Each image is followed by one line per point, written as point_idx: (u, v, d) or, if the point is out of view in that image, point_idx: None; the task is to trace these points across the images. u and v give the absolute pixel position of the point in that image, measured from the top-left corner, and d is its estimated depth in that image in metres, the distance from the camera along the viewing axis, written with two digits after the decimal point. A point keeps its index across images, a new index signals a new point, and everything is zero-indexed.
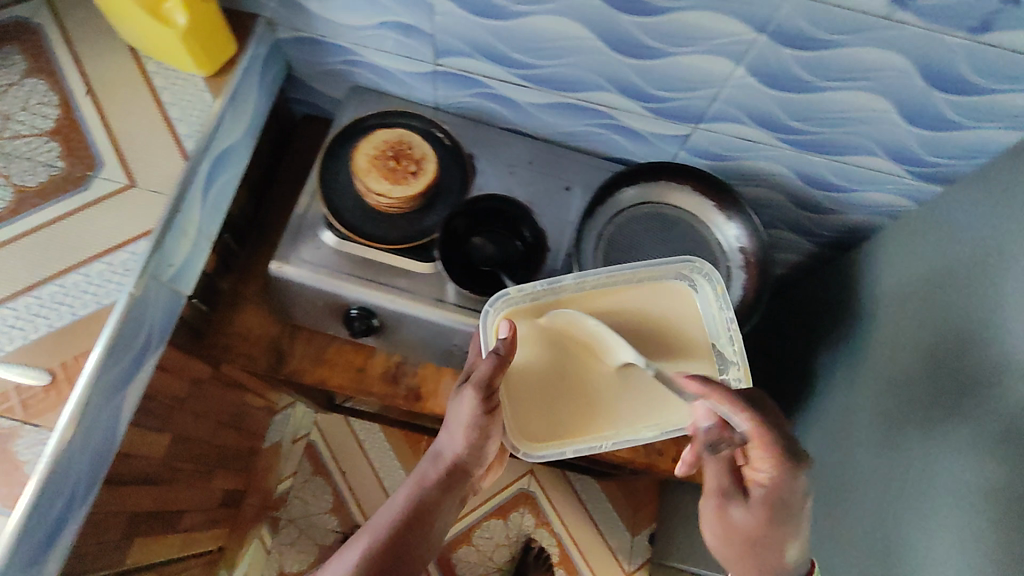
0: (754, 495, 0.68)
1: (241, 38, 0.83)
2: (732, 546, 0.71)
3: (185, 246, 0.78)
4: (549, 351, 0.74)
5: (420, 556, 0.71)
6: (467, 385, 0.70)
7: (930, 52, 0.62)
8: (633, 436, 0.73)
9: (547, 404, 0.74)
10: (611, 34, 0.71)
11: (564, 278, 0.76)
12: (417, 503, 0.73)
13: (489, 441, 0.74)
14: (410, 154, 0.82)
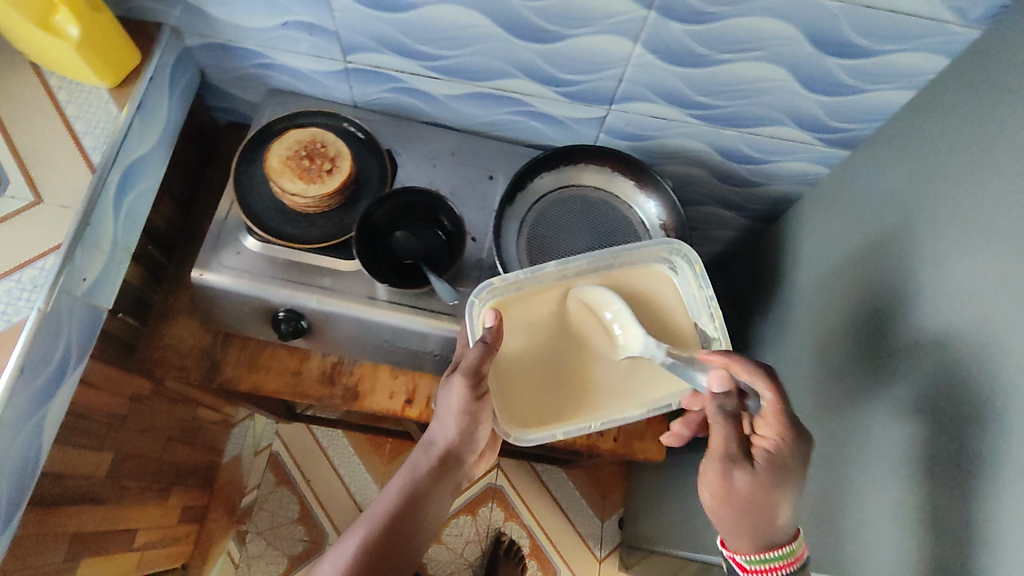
0: (763, 461, 0.62)
1: (146, 46, 0.82)
2: (730, 513, 0.63)
3: (100, 259, 0.77)
4: (534, 338, 0.76)
5: (415, 546, 0.71)
6: (457, 372, 0.71)
7: (809, 17, 0.64)
8: (620, 415, 0.75)
9: (536, 389, 0.75)
10: (507, 20, 0.71)
11: (547, 265, 0.77)
12: (410, 494, 0.73)
13: (481, 426, 0.75)
14: (323, 152, 0.81)
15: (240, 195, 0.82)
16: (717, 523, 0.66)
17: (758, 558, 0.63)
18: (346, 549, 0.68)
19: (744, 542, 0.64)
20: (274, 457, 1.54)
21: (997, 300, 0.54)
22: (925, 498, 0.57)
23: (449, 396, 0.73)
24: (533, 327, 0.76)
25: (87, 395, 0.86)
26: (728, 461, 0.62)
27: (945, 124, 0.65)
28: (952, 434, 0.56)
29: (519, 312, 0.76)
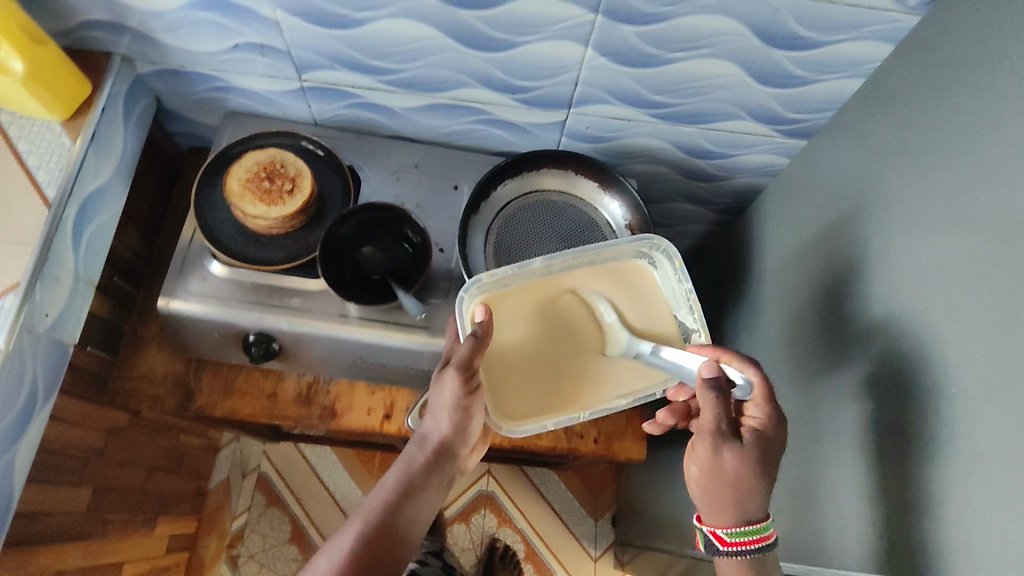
0: (749, 437, 0.65)
1: (96, 76, 0.81)
2: (718, 490, 0.64)
3: (61, 294, 0.76)
4: (525, 332, 0.76)
5: (411, 541, 0.66)
6: (450, 365, 0.70)
7: (753, 12, 0.64)
8: (607, 405, 0.75)
9: (527, 383, 0.75)
10: (457, 30, 0.71)
11: (535, 261, 0.77)
12: (407, 485, 0.69)
13: (474, 419, 0.73)
14: (283, 172, 0.81)
15: (202, 221, 0.82)
16: (703, 499, 0.66)
17: (739, 531, 0.63)
18: (342, 543, 0.62)
19: (728, 516, 0.64)
20: (262, 479, 1.53)
21: (951, 283, 0.55)
22: (895, 482, 0.58)
23: (441, 389, 0.71)
24: (523, 321, 0.76)
25: (60, 432, 0.85)
26: (717, 437, 0.64)
27: (894, 111, 0.66)
28: (915, 417, 0.56)
29: (509, 307, 0.76)
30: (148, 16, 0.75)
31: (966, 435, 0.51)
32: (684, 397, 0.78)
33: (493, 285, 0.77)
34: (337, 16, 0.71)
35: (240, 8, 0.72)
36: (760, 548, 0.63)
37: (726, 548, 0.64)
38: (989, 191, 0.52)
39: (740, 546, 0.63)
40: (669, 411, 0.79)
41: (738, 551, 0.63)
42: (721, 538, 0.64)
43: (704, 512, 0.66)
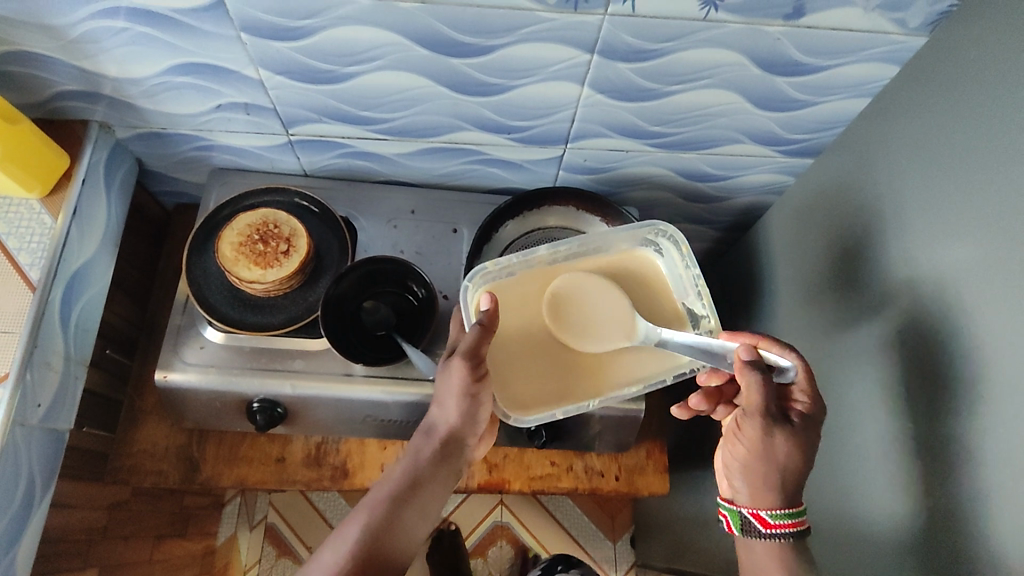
0: (797, 420, 0.62)
1: (74, 148, 0.78)
2: (768, 476, 0.62)
3: (52, 380, 0.74)
4: (534, 319, 0.70)
5: (415, 536, 0.63)
6: (457, 353, 0.64)
7: (754, 42, 0.63)
8: (615, 393, 0.69)
9: (536, 370, 0.69)
10: (448, 78, 0.69)
11: (540, 249, 0.72)
12: (414, 477, 0.65)
13: (483, 408, 0.67)
14: (277, 233, 0.78)
15: (196, 288, 0.79)
16: (745, 480, 0.63)
17: (784, 513, 0.61)
18: (346, 538, 0.60)
19: (774, 498, 0.62)
20: (272, 530, 1.46)
21: (976, 312, 0.53)
22: (931, 518, 0.56)
23: (446, 379, 0.66)
24: (531, 309, 0.70)
25: (62, 518, 0.82)
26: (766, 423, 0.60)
27: (902, 131, 0.64)
28: (948, 450, 0.55)
29: (515, 295, 0.70)
30: (125, 84, 0.72)
31: (1007, 472, 0.49)
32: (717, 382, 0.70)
33: (498, 274, 0.71)
34: (323, 72, 0.69)
35: (221, 69, 0.69)
36: (800, 531, 0.62)
37: (768, 530, 0.61)
38: (1008, 217, 0.50)
39: (782, 529, 0.61)
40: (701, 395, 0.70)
41: (780, 533, 0.61)
42: (763, 520, 0.62)
43: (743, 491, 0.64)
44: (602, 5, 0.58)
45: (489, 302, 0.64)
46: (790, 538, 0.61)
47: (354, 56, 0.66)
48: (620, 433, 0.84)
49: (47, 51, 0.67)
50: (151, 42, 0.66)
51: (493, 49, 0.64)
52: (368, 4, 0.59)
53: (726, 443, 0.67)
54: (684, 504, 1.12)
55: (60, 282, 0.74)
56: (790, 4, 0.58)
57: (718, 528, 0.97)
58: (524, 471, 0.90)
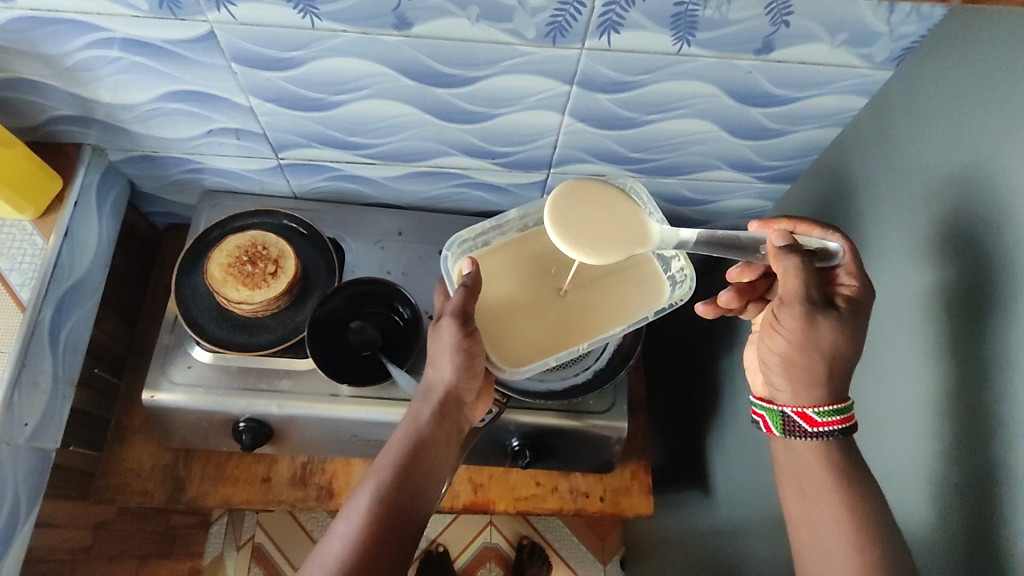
0: (843, 305, 0.58)
1: (67, 171, 0.80)
2: (815, 368, 0.57)
3: (39, 399, 0.75)
4: (510, 281, 0.73)
5: (426, 498, 0.62)
6: (445, 314, 0.63)
7: (728, 75, 0.65)
8: (604, 336, 0.71)
9: (528, 325, 0.71)
10: (435, 107, 0.71)
11: (510, 213, 0.74)
12: (416, 442, 0.62)
13: (479, 361, 0.65)
14: (266, 254, 0.79)
15: (184, 308, 0.80)
16: (786, 377, 0.59)
17: (833, 410, 0.58)
18: (359, 508, 0.58)
19: (817, 394, 0.58)
20: (259, 550, 1.44)
21: (955, 334, 0.55)
22: (921, 535, 0.58)
23: (437, 337, 0.63)
24: (507, 273, 0.74)
25: (45, 537, 0.82)
26: (810, 307, 0.56)
27: (873, 161, 0.67)
28: (938, 467, 0.56)
29: (492, 262, 0.74)
30: (118, 109, 0.74)
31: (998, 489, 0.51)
32: (749, 277, 0.69)
33: (472, 243, 0.75)
34: (313, 100, 0.71)
35: (213, 97, 0.71)
36: (848, 427, 0.58)
37: (815, 429, 0.58)
38: (985, 244, 0.53)
39: (831, 427, 0.58)
40: (732, 292, 0.70)
41: (828, 432, 0.58)
42: (809, 419, 0.58)
43: (784, 389, 0.60)
44: (579, 40, 0.61)
45: (471, 266, 0.66)
46: (837, 436, 0.58)
47: (343, 85, 0.68)
48: (604, 453, 0.85)
49: (42, 78, 0.69)
50: (145, 70, 0.68)
51: (476, 79, 0.66)
52: (353, 37, 0.61)
53: (760, 341, 0.63)
54: (672, 523, 1.13)
55: (49, 301, 0.76)
56: (760, 40, 0.61)
57: (707, 548, 0.98)
58: (509, 491, 0.91)
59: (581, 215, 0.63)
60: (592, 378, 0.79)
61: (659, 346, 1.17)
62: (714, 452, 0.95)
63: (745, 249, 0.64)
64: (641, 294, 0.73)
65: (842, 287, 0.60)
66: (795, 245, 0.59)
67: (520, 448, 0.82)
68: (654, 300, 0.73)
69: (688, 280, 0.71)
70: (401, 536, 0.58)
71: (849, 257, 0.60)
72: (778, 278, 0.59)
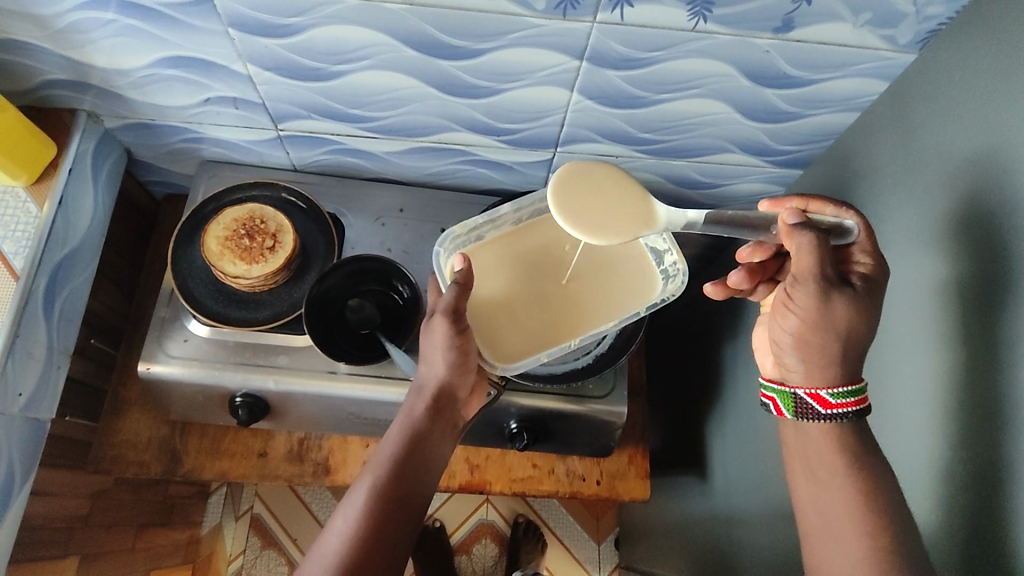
0: (859, 284, 0.57)
1: (61, 137, 0.78)
2: (830, 346, 0.56)
3: (34, 368, 0.75)
4: (504, 276, 0.72)
5: (421, 496, 0.60)
6: (438, 310, 0.62)
7: (745, 54, 0.63)
8: (596, 330, 0.70)
9: (522, 319, 0.70)
10: (439, 80, 0.69)
11: (503, 207, 0.73)
12: (411, 439, 0.61)
13: (472, 357, 0.64)
14: (264, 229, 0.78)
15: (180, 281, 0.78)
16: (800, 357, 0.58)
17: (847, 391, 0.56)
18: (355, 503, 0.57)
19: (832, 375, 0.57)
20: (258, 520, 1.44)
21: (970, 328, 0.54)
22: (926, 529, 0.57)
23: (430, 333, 0.62)
24: (501, 266, 0.72)
25: (42, 506, 0.82)
26: (825, 286, 0.55)
27: (890, 150, 0.65)
28: (947, 462, 0.55)
29: (486, 257, 0.73)
30: (113, 74, 0.72)
31: (1006, 486, 0.50)
32: (760, 257, 0.63)
33: (466, 239, 0.73)
34: (313, 70, 0.68)
35: (210, 64, 0.69)
36: (861, 410, 0.57)
37: (828, 411, 0.56)
38: (1003, 236, 0.51)
39: (845, 409, 0.56)
40: (744, 274, 0.65)
41: (843, 414, 0.56)
42: (823, 401, 0.57)
43: (797, 370, 0.58)
44: (590, 13, 0.58)
45: (463, 262, 0.63)
46: (852, 419, 0.57)
47: (345, 55, 0.66)
48: (603, 438, 0.85)
49: (34, 40, 0.67)
50: (140, 34, 0.65)
51: (482, 52, 0.64)
52: (355, 4, 0.59)
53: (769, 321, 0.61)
54: (668, 508, 1.13)
55: (43, 271, 0.75)
56: (779, 17, 0.58)
57: (702, 533, 0.97)
58: (506, 472, 0.90)
59: (584, 186, 0.62)
60: (591, 365, 0.78)
61: (662, 331, 1.15)
62: (713, 439, 0.95)
63: (756, 228, 0.64)
64: (634, 287, 0.72)
65: (857, 265, 0.58)
66: (808, 222, 0.57)
67: (518, 430, 0.81)
68: (647, 293, 0.72)
69: (681, 275, 0.70)
70: (397, 531, 0.57)
71: (865, 235, 0.58)
72: (790, 255, 0.56)
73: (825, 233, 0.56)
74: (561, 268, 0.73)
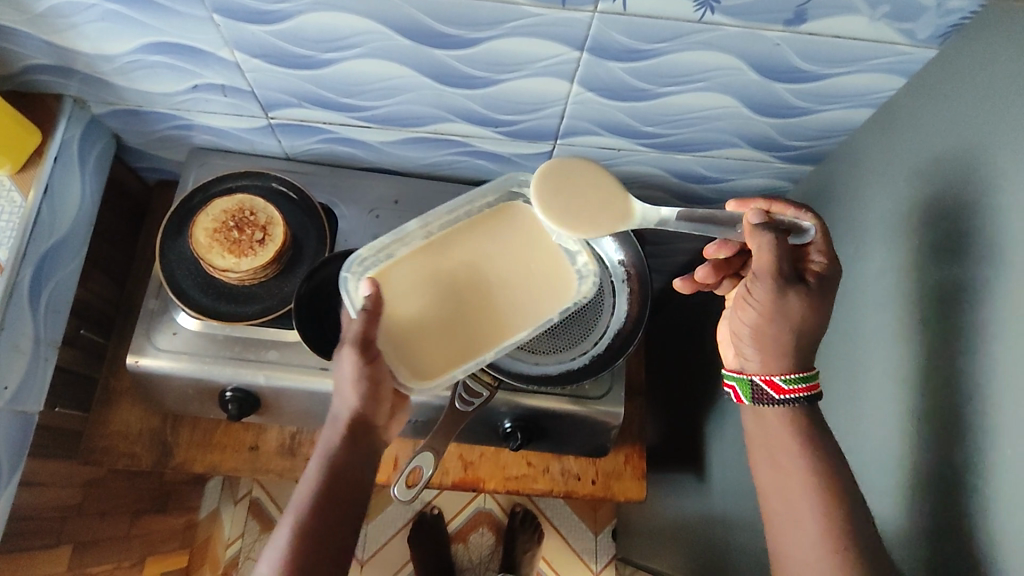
0: (813, 281, 0.58)
1: (46, 124, 0.76)
2: (781, 338, 0.57)
3: (20, 361, 0.73)
4: (416, 294, 0.68)
5: (350, 529, 0.59)
6: (345, 344, 0.63)
7: (753, 47, 0.60)
8: (512, 341, 0.67)
9: (436, 338, 0.67)
10: (433, 69, 0.66)
11: (410, 223, 0.69)
12: (330, 473, 0.59)
13: (385, 386, 0.64)
14: (253, 220, 0.75)
15: (167, 274, 0.76)
16: (756, 347, 0.59)
17: (798, 376, 0.57)
18: (280, 545, 0.56)
19: (786, 364, 0.58)
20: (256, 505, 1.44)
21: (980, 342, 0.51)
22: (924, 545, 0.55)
23: (339, 367, 0.62)
24: (413, 284, 0.68)
25: (33, 497, 0.82)
26: (780, 281, 0.56)
27: (906, 150, 0.62)
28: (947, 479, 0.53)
29: (398, 275, 0.68)
30: (97, 60, 0.70)
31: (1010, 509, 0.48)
32: (726, 254, 0.65)
33: (375, 259, 0.69)
34: (301, 57, 0.66)
35: (196, 51, 0.67)
36: (813, 395, 0.58)
37: (781, 396, 0.58)
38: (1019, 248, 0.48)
39: (797, 393, 0.58)
40: (710, 268, 0.66)
41: (794, 398, 0.58)
42: (776, 387, 0.58)
43: (753, 358, 0.60)
44: (591, 2, 0.55)
45: (370, 289, 0.64)
46: (804, 403, 0.58)
47: (333, 42, 0.63)
48: (597, 438, 0.83)
49: (14, 23, 0.64)
50: (122, 20, 0.63)
51: (478, 41, 0.61)
52: None
53: (732, 311, 0.62)
54: (665, 504, 1.11)
55: (28, 262, 0.73)
56: (791, 9, 0.55)
57: (697, 533, 0.96)
58: (500, 471, 0.89)
59: (569, 182, 0.59)
60: (588, 365, 0.77)
61: (663, 325, 1.13)
62: (712, 439, 0.93)
63: (723, 226, 0.61)
64: (555, 288, 0.69)
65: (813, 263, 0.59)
66: (771, 222, 0.57)
67: (511, 430, 0.80)
68: (567, 298, 0.69)
69: (593, 277, 0.71)
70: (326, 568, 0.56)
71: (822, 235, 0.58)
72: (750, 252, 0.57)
73: (784, 232, 0.57)
74: (475, 281, 0.69)
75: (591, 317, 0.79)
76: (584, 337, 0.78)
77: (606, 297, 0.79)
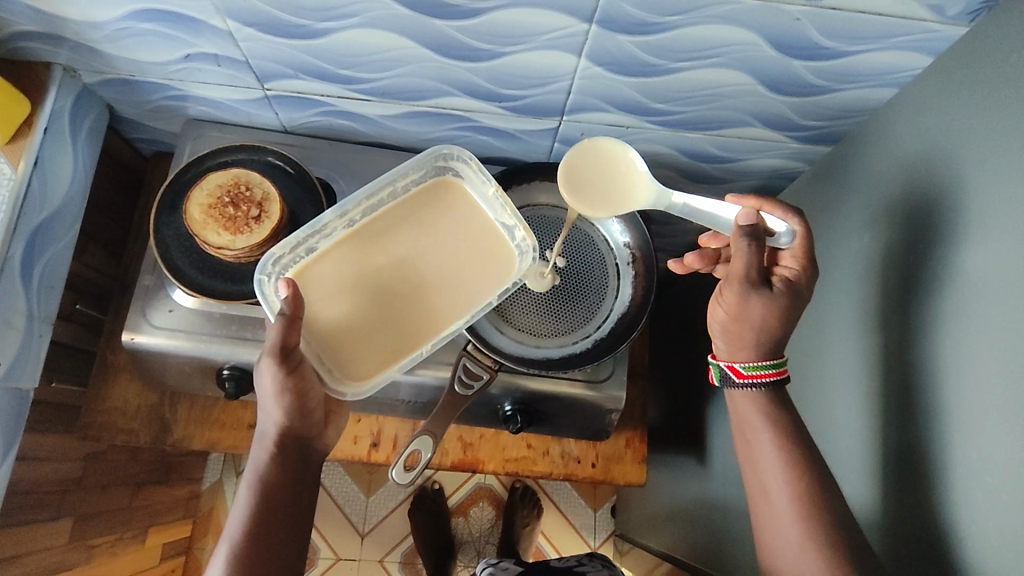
0: (780, 285, 0.62)
1: (34, 93, 0.73)
2: (743, 333, 0.63)
3: (13, 337, 0.72)
4: (338, 291, 0.69)
5: (289, 542, 0.60)
6: (265, 352, 0.61)
7: (771, 21, 0.56)
8: (447, 332, 0.68)
9: (366, 337, 0.68)
10: (434, 41, 0.63)
11: (327, 214, 0.70)
12: (262, 493, 0.60)
13: (308, 395, 0.63)
14: (249, 197, 0.73)
15: (162, 249, 0.74)
16: (723, 340, 0.65)
17: (759, 364, 0.63)
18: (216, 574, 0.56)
19: (749, 356, 0.64)
20: None
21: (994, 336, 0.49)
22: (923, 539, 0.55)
23: (261, 379, 0.61)
24: (336, 280, 0.69)
25: (32, 472, 0.82)
26: (748, 284, 0.61)
27: (930, 132, 0.59)
28: (950, 474, 0.52)
29: (320, 271, 0.70)
30: (86, 28, 0.67)
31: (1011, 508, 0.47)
32: (717, 245, 0.71)
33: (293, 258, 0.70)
34: (296, 27, 0.63)
35: (187, 19, 0.64)
36: (777, 380, 0.64)
37: (742, 381, 0.64)
38: None
39: (756, 379, 0.64)
40: (699, 255, 0.70)
41: (754, 384, 0.64)
42: (737, 372, 0.64)
43: (721, 348, 0.66)
44: None
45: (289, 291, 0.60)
46: (765, 389, 0.63)
47: (330, 11, 0.60)
48: (598, 422, 0.82)
49: None
50: None
51: (480, 12, 0.58)
52: None
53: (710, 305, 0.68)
54: (665, 485, 1.11)
55: (20, 237, 0.71)
56: None
57: (695, 514, 0.96)
58: (500, 452, 0.88)
59: (586, 180, 0.66)
60: (590, 349, 0.76)
61: (668, 306, 1.11)
62: (714, 422, 0.92)
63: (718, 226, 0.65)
64: (494, 273, 0.71)
65: (786, 269, 0.64)
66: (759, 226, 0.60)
67: (511, 413, 0.78)
68: (499, 279, 0.70)
69: (528, 251, 0.70)
70: None
71: (799, 243, 0.63)
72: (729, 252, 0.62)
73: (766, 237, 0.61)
74: (401, 273, 0.70)
75: (595, 299, 0.78)
76: (586, 320, 0.77)
77: (611, 278, 0.79)
